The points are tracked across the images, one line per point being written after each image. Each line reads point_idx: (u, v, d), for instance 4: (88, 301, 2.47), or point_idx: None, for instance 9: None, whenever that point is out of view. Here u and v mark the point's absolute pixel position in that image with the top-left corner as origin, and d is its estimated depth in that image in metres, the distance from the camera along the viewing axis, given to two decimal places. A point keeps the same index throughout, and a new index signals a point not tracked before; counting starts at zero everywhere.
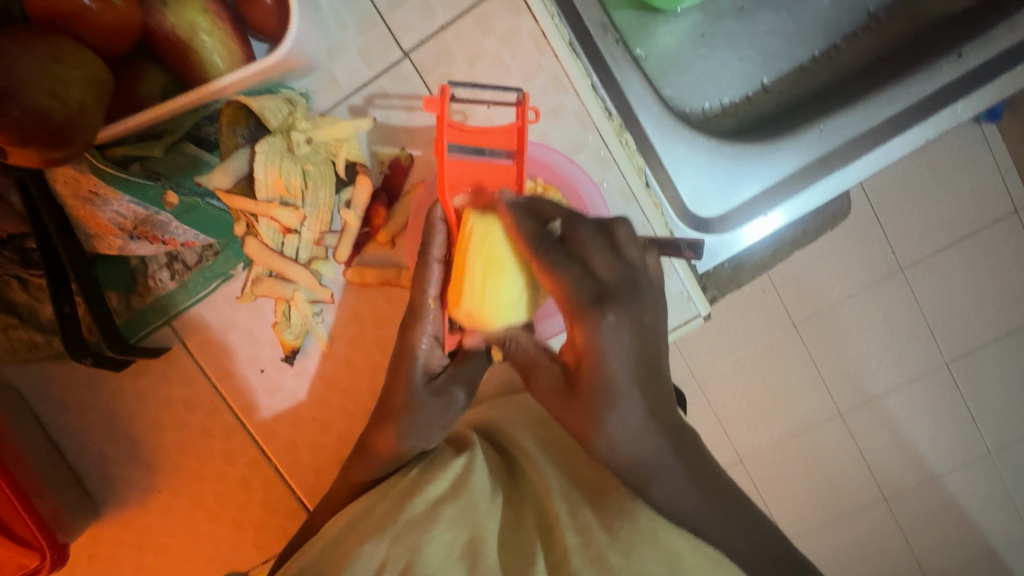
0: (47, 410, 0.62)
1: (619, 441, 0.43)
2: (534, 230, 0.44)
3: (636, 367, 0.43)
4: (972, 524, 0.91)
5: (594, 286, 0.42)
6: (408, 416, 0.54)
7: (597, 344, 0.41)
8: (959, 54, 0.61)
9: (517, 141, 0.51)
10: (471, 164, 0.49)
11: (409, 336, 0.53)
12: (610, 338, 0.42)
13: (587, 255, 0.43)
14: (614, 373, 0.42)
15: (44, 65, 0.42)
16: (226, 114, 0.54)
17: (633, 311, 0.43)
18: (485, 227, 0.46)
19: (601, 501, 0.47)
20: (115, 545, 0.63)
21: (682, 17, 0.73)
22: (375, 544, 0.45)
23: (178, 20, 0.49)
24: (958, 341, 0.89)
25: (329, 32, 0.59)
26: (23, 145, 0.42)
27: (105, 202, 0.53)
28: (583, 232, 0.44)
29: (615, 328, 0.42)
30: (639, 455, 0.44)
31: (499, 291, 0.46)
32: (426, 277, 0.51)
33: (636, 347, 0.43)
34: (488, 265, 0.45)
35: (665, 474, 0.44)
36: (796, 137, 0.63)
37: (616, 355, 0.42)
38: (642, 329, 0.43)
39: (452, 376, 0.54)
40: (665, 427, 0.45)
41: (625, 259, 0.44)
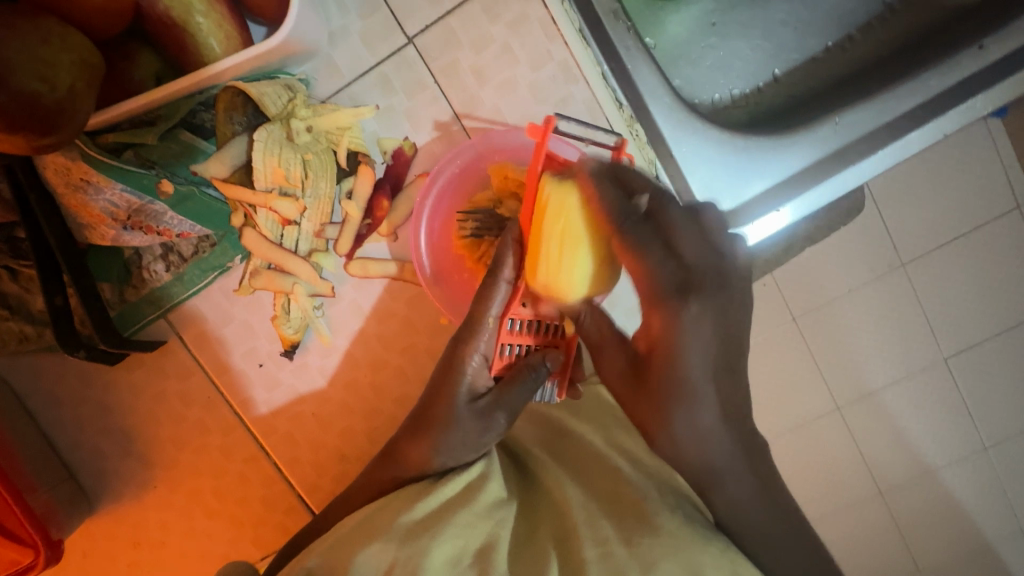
0: (38, 403, 0.60)
1: (687, 440, 0.45)
2: (619, 203, 0.45)
3: (713, 367, 0.44)
4: (970, 521, 0.90)
5: (678, 271, 0.43)
6: (445, 431, 0.52)
7: (675, 331, 0.42)
8: (980, 46, 0.59)
9: (594, 168, 0.52)
10: (536, 167, 0.57)
11: (460, 353, 0.51)
12: (691, 328, 0.42)
13: (673, 234, 0.44)
14: (691, 369, 0.43)
15: (30, 47, 0.39)
16: (223, 100, 0.52)
17: (715, 300, 0.43)
18: (561, 195, 0.45)
19: (621, 518, 0.47)
20: (110, 540, 0.62)
21: (693, 5, 0.71)
22: (384, 545, 0.44)
23: (172, 1, 0.47)
24: (959, 336, 0.88)
25: (331, 16, 0.57)
26: (9, 133, 0.40)
27: (97, 190, 0.51)
28: (672, 209, 0.45)
29: (697, 319, 0.42)
30: (709, 458, 0.46)
31: (577, 263, 0.47)
32: (491, 295, 0.50)
33: (716, 348, 0.43)
34: (568, 234, 0.46)
35: (726, 479, 0.47)
36: (811, 130, 0.61)
37: (697, 347, 0.43)
38: (729, 335, 0.44)
39: (497, 399, 0.51)
40: (740, 433, 0.47)
41: (710, 242, 0.45)
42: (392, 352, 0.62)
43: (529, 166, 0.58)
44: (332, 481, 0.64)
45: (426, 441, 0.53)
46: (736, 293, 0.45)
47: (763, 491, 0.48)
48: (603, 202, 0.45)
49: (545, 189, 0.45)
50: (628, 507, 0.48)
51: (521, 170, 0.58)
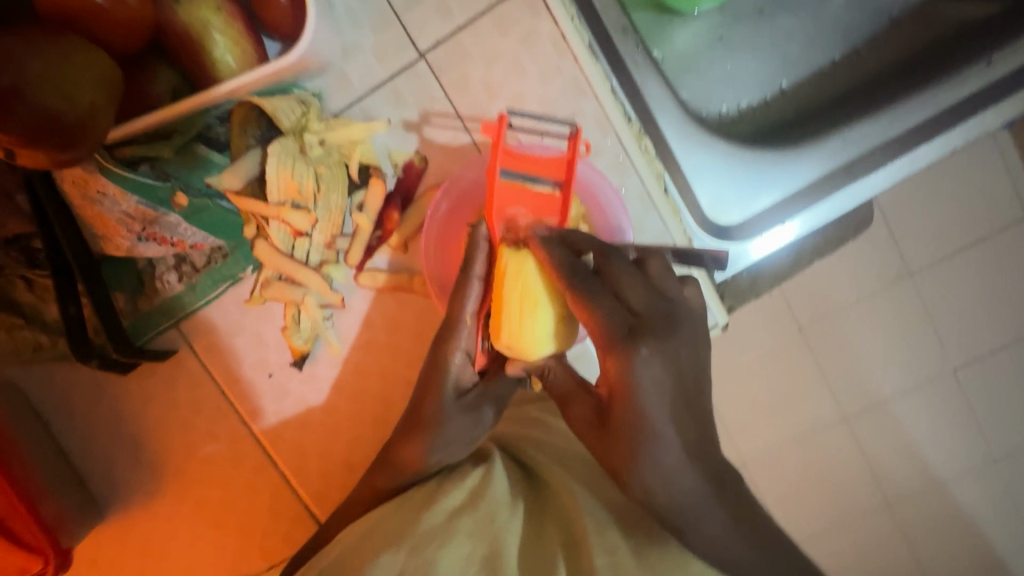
0: (51, 410, 0.61)
1: (654, 480, 0.43)
2: (566, 258, 0.44)
3: (674, 407, 0.43)
4: (980, 534, 0.89)
5: (625, 317, 0.43)
6: (436, 428, 0.54)
7: (630, 378, 0.42)
8: (989, 62, 0.59)
9: (565, 171, 0.52)
10: (516, 189, 0.51)
11: (442, 351, 0.53)
12: (644, 369, 0.42)
13: (619, 285, 0.45)
14: (649, 408, 0.42)
15: (52, 66, 0.40)
16: (238, 114, 0.54)
17: (671, 342, 0.43)
18: (519, 259, 0.46)
19: (634, 532, 0.46)
20: (119, 548, 0.63)
21: (700, 19, 0.72)
22: (392, 554, 0.44)
23: (191, 19, 0.48)
24: (969, 348, 0.88)
25: (344, 31, 0.57)
26: (31, 147, 0.40)
27: (113, 203, 0.53)
28: (617, 263, 0.45)
29: (650, 360, 0.42)
30: (675, 490, 0.42)
31: (536, 323, 0.46)
32: (465, 292, 0.52)
33: (671, 381, 0.43)
34: (523, 295, 0.46)
35: (702, 517, 0.42)
36: (820, 145, 0.61)
37: (653, 388, 0.42)
38: (679, 366, 0.43)
39: (482, 394, 0.56)
40: (703, 465, 0.43)
41: (656, 289, 0.46)
42: (401, 362, 0.62)
43: (512, 183, 0.51)
44: (340, 490, 0.64)
45: (422, 438, 0.54)
46: (689, 325, 0.46)
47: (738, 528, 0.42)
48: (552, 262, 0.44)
49: (505, 259, 0.47)
50: (636, 520, 0.47)
51: (502, 186, 0.51)
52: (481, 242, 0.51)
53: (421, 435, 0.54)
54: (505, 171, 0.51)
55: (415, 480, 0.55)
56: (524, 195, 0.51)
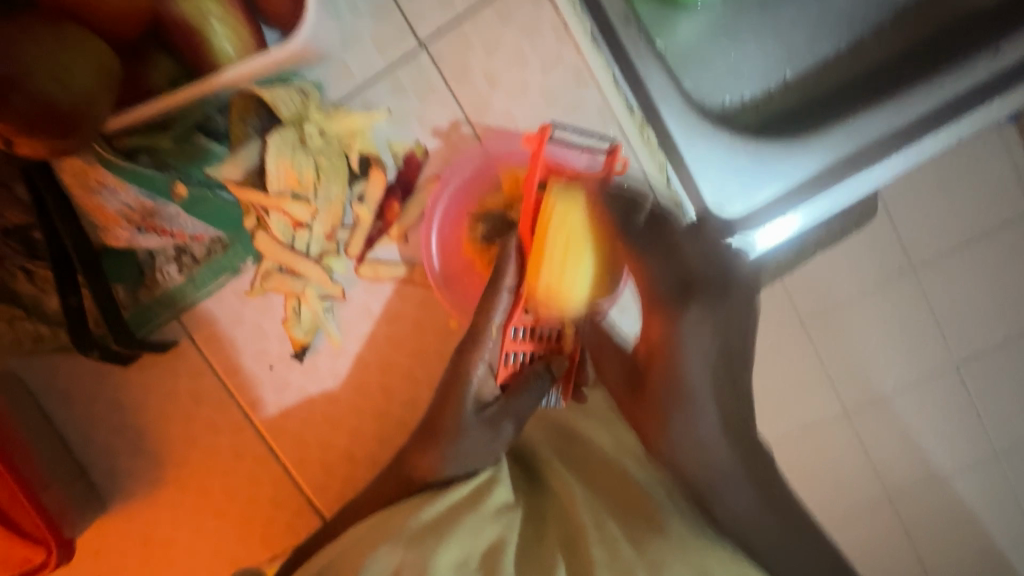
0: (52, 402, 0.61)
1: (687, 450, 0.44)
2: (620, 216, 0.51)
3: (713, 369, 0.45)
4: (980, 528, 0.90)
5: (676, 279, 0.47)
6: (454, 441, 0.52)
7: (675, 338, 0.44)
8: (997, 49, 0.59)
9: (604, 171, 0.55)
10: (550, 189, 0.53)
11: (465, 362, 0.53)
12: (692, 334, 0.44)
13: (675, 247, 0.49)
14: (691, 373, 0.44)
15: (49, 51, 0.40)
16: (237, 104, 0.54)
17: (718, 308, 0.45)
18: (566, 204, 0.52)
19: (632, 520, 0.48)
20: (122, 539, 0.63)
21: (703, 8, 0.71)
22: (392, 547, 0.44)
23: (188, 6, 0.48)
24: (971, 342, 0.87)
25: (344, 20, 0.57)
26: (30, 135, 0.40)
27: (112, 193, 0.52)
28: (670, 226, 0.51)
29: (698, 323, 0.44)
30: (714, 461, 0.44)
31: (577, 267, 0.53)
32: (494, 304, 0.52)
33: (713, 345, 0.45)
34: (569, 241, 0.52)
35: (728, 493, 0.44)
36: (824, 135, 0.61)
37: (696, 350, 0.44)
38: (728, 336, 0.45)
39: (503, 408, 0.53)
40: (733, 434, 0.44)
41: (712, 253, 0.49)
42: (402, 354, 0.62)
43: (546, 185, 0.53)
44: (341, 482, 0.64)
45: (437, 448, 0.52)
46: (742, 299, 0.46)
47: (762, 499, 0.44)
48: (608, 215, 0.51)
49: (552, 206, 0.52)
50: (637, 509, 0.49)
51: (538, 189, 0.52)
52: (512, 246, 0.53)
53: (436, 446, 0.52)
54: (539, 174, 0.53)
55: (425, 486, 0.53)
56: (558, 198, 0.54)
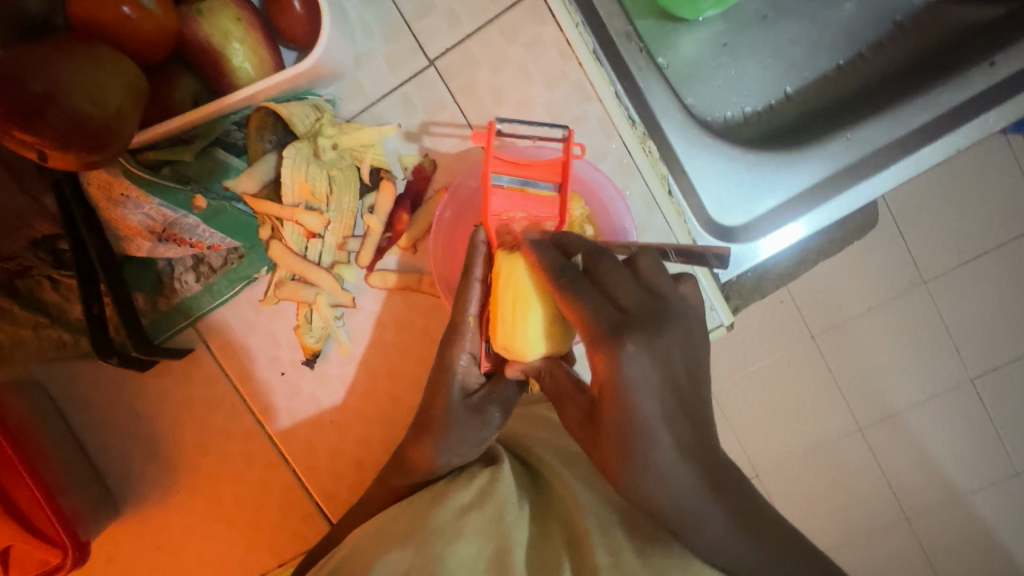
0: (72, 408, 0.63)
1: (651, 481, 0.40)
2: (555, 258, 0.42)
3: (667, 405, 0.40)
4: (999, 546, 0.88)
5: (614, 312, 0.40)
6: (445, 429, 0.54)
7: (618, 376, 0.39)
8: (991, 63, 0.59)
9: (562, 172, 0.52)
10: (515, 192, 0.51)
11: (449, 353, 0.54)
12: (642, 367, 0.39)
13: (609, 281, 0.42)
14: (641, 407, 0.39)
15: (85, 71, 0.43)
16: (255, 120, 0.56)
17: (659, 340, 0.40)
18: (511, 264, 0.46)
19: (636, 527, 0.47)
20: (134, 544, 0.64)
21: (704, 26, 0.73)
22: (401, 552, 0.45)
23: (213, 29, 0.51)
24: (984, 357, 0.87)
25: (357, 40, 0.60)
26: (62, 149, 0.43)
27: (135, 205, 0.54)
28: (605, 260, 0.42)
29: (637, 357, 0.39)
30: (678, 496, 0.39)
31: (524, 324, 0.45)
32: (467, 295, 0.52)
33: (663, 383, 0.40)
34: (516, 300, 0.45)
35: (706, 520, 0.39)
36: (822, 146, 0.62)
37: (642, 386, 0.39)
38: (671, 368, 0.40)
39: (489, 395, 0.55)
40: (706, 468, 0.40)
41: (651, 281, 0.43)
42: (410, 362, 0.63)
43: (506, 189, 0.51)
44: (349, 488, 0.65)
45: (430, 439, 0.54)
46: (676, 317, 0.42)
47: (743, 527, 0.39)
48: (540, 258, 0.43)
49: (500, 264, 0.47)
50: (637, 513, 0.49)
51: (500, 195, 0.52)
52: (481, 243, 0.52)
53: (429, 439, 0.54)
54: (497, 178, 0.51)
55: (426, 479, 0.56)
56: (520, 200, 0.52)
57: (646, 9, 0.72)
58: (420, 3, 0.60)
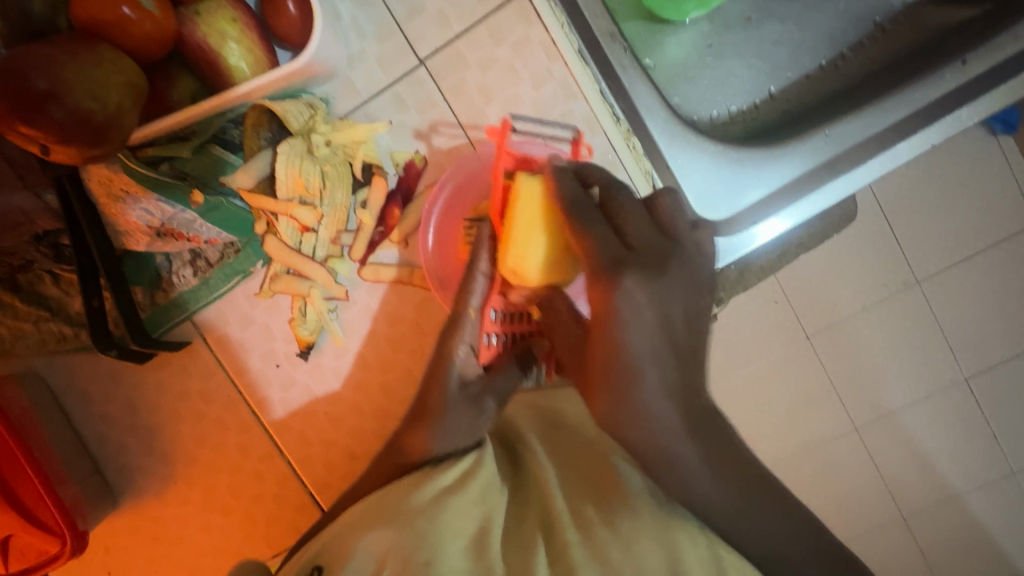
0: (71, 400, 0.64)
1: (639, 418, 0.43)
2: (574, 192, 0.48)
3: (656, 341, 0.44)
4: (993, 542, 0.89)
5: (614, 249, 0.45)
6: (440, 417, 0.56)
7: (611, 306, 0.43)
8: (963, 61, 0.61)
9: (566, 172, 0.56)
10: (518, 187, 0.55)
11: (448, 343, 0.56)
12: (639, 300, 0.44)
13: (621, 220, 0.47)
14: (632, 340, 0.44)
15: (86, 69, 0.45)
16: (251, 118, 0.57)
17: (655, 281, 0.44)
18: (530, 188, 0.50)
19: (605, 502, 0.49)
20: (131, 534, 0.65)
21: (690, 27, 0.75)
22: (382, 532, 0.46)
23: (209, 29, 0.53)
24: (976, 355, 0.88)
25: (350, 41, 0.62)
26: (65, 143, 0.44)
27: (135, 200, 0.55)
28: (623, 198, 0.48)
29: (630, 292, 0.44)
30: (664, 431, 0.43)
31: (534, 248, 0.51)
32: (470, 288, 0.55)
33: (654, 323, 0.44)
34: (532, 221, 0.50)
35: (688, 465, 0.43)
36: (801, 142, 0.64)
37: (634, 321, 0.44)
38: (665, 310, 0.45)
39: (486, 385, 0.59)
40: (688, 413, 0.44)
41: (658, 222, 0.48)
42: (402, 354, 0.65)
43: (515, 182, 0.56)
44: (343, 480, 0.66)
45: (425, 426, 0.56)
46: (681, 262, 0.47)
47: (715, 465, 0.43)
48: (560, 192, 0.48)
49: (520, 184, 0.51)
50: (607, 490, 0.51)
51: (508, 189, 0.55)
52: (485, 240, 0.55)
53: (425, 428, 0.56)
54: (507, 172, 0.55)
55: (414, 466, 0.56)
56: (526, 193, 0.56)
57: (633, 12, 0.74)
58: (410, 4, 0.62)
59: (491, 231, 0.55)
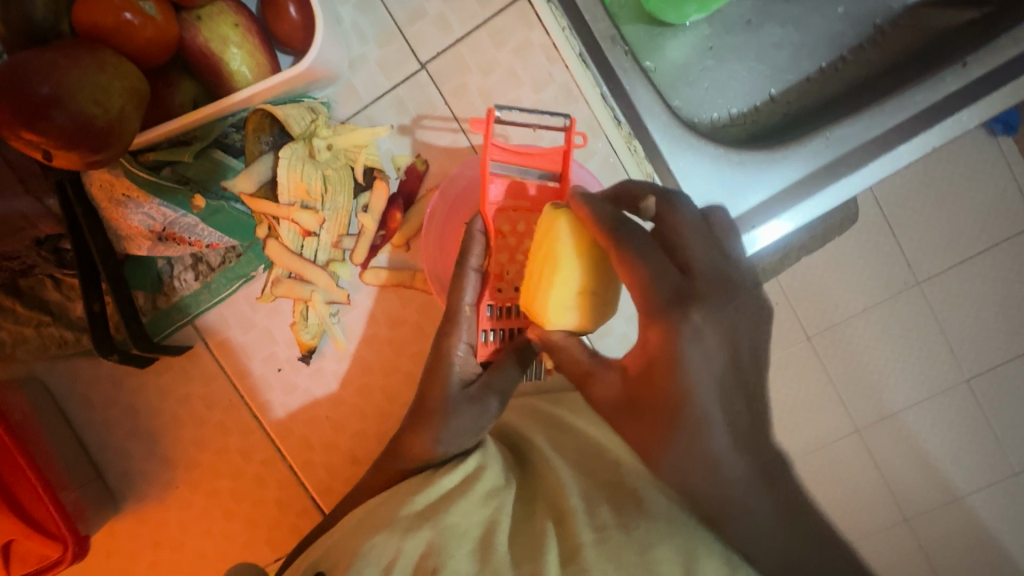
0: (72, 405, 0.64)
1: (698, 461, 0.42)
2: (609, 215, 0.45)
3: (722, 383, 0.43)
4: (996, 544, 0.89)
5: (675, 283, 0.44)
6: (445, 420, 0.56)
7: (676, 348, 0.42)
8: (963, 63, 0.61)
9: (561, 163, 0.56)
10: (511, 180, 0.55)
11: (445, 345, 0.57)
12: (699, 340, 0.42)
13: (679, 248, 0.46)
14: (694, 385, 0.42)
15: (89, 75, 0.45)
16: (252, 122, 0.57)
17: (718, 315, 0.43)
18: (554, 218, 0.48)
19: (619, 502, 0.51)
20: (132, 539, 0.65)
21: (691, 30, 0.75)
22: (387, 535, 0.47)
23: (211, 35, 0.53)
24: (978, 356, 0.88)
25: (351, 45, 0.62)
26: (66, 149, 0.44)
27: (136, 205, 0.55)
28: (679, 221, 0.47)
29: (697, 332, 0.42)
30: (726, 477, 0.43)
31: (553, 285, 0.47)
32: (463, 285, 0.55)
33: (720, 364, 0.43)
34: (551, 254, 0.47)
35: (748, 505, 0.43)
36: (803, 144, 0.63)
37: (699, 362, 0.42)
38: (727, 348, 0.44)
39: (486, 384, 0.56)
40: (743, 447, 0.43)
41: (713, 247, 0.47)
42: (403, 358, 0.65)
43: (507, 178, 0.55)
44: (345, 484, 0.66)
45: (426, 426, 0.56)
46: (730, 293, 0.46)
47: (765, 497, 0.43)
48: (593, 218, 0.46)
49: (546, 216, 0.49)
50: (625, 492, 0.52)
51: (497, 182, 0.55)
52: (476, 234, 0.55)
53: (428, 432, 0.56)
54: (497, 166, 0.55)
55: (419, 467, 0.57)
56: (519, 186, 0.55)
57: (633, 15, 0.74)
58: (412, 8, 0.62)
59: (482, 223, 0.55)
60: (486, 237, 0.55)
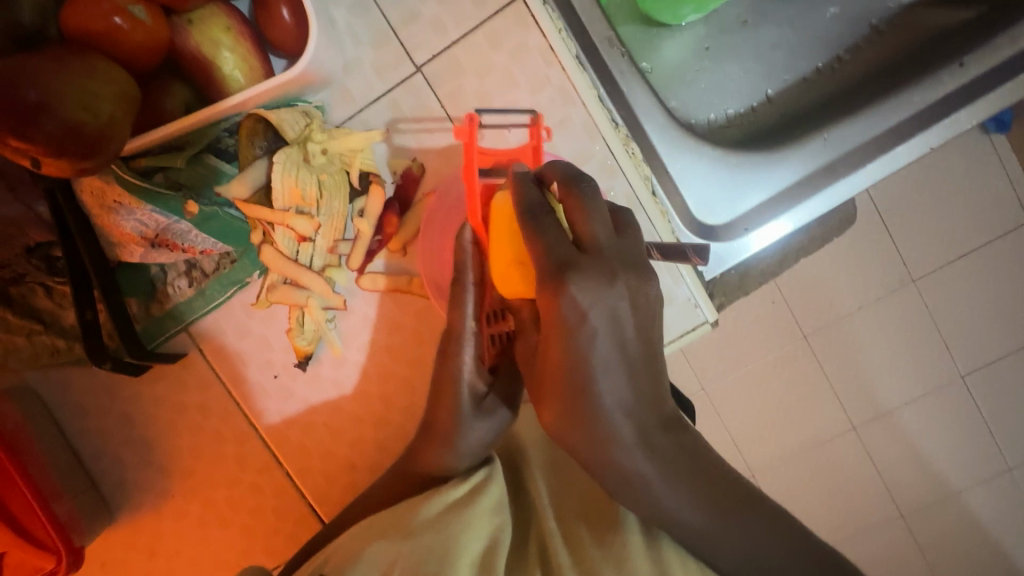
0: (66, 415, 0.63)
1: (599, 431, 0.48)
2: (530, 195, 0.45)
3: (609, 354, 0.47)
4: (991, 540, 0.89)
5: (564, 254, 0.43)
6: (457, 436, 0.56)
7: (559, 315, 0.44)
8: (961, 63, 0.62)
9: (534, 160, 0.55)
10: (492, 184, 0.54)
11: (452, 362, 0.56)
12: (589, 305, 0.44)
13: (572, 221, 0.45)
14: (586, 354, 0.46)
15: (78, 80, 0.44)
16: (246, 127, 0.56)
17: (603, 292, 0.44)
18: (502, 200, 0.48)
19: (596, 523, 0.53)
20: (127, 549, 0.64)
21: (687, 30, 0.75)
22: (389, 544, 0.48)
23: (202, 38, 0.52)
24: (974, 353, 0.88)
25: (345, 47, 0.61)
26: (56, 155, 0.44)
27: (128, 211, 0.55)
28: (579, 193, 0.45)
29: (577, 300, 0.43)
30: (617, 448, 0.48)
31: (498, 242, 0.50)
32: (463, 299, 0.54)
33: (605, 336, 0.46)
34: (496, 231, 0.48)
35: (668, 498, 0.48)
36: (800, 145, 0.65)
37: (585, 337, 0.45)
38: (614, 321, 0.46)
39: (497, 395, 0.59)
40: (643, 423, 0.49)
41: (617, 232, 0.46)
42: (401, 363, 0.64)
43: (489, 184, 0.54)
44: (343, 490, 0.65)
45: (438, 440, 0.57)
46: (639, 280, 0.47)
47: (674, 481, 0.48)
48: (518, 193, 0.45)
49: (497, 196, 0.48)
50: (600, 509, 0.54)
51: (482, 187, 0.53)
52: (467, 244, 0.53)
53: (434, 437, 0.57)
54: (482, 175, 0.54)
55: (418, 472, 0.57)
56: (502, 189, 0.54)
57: (629, 15, 0.74)
58: (406, 10, 0.61)
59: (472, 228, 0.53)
60: (478, 241, 0.53)
